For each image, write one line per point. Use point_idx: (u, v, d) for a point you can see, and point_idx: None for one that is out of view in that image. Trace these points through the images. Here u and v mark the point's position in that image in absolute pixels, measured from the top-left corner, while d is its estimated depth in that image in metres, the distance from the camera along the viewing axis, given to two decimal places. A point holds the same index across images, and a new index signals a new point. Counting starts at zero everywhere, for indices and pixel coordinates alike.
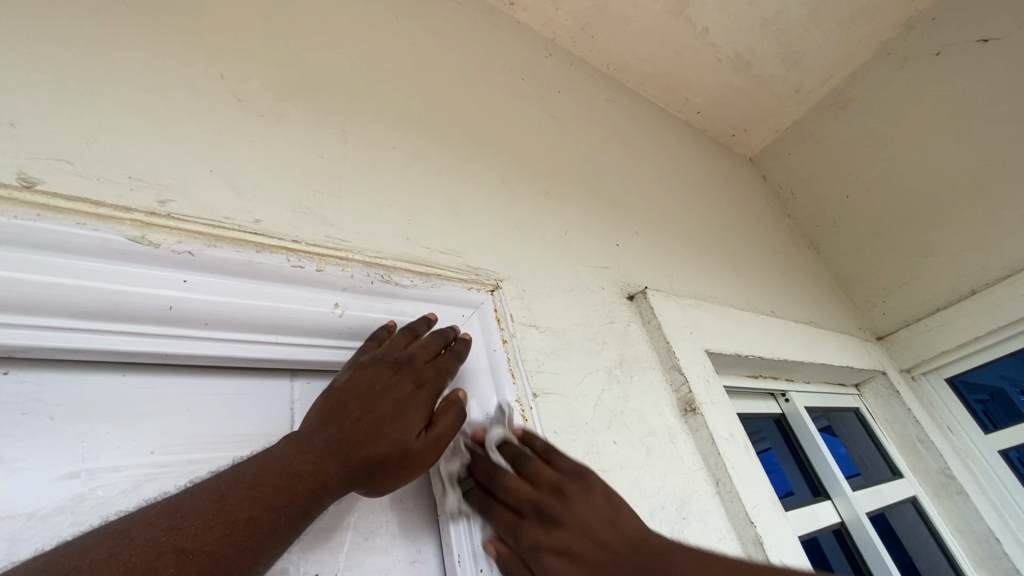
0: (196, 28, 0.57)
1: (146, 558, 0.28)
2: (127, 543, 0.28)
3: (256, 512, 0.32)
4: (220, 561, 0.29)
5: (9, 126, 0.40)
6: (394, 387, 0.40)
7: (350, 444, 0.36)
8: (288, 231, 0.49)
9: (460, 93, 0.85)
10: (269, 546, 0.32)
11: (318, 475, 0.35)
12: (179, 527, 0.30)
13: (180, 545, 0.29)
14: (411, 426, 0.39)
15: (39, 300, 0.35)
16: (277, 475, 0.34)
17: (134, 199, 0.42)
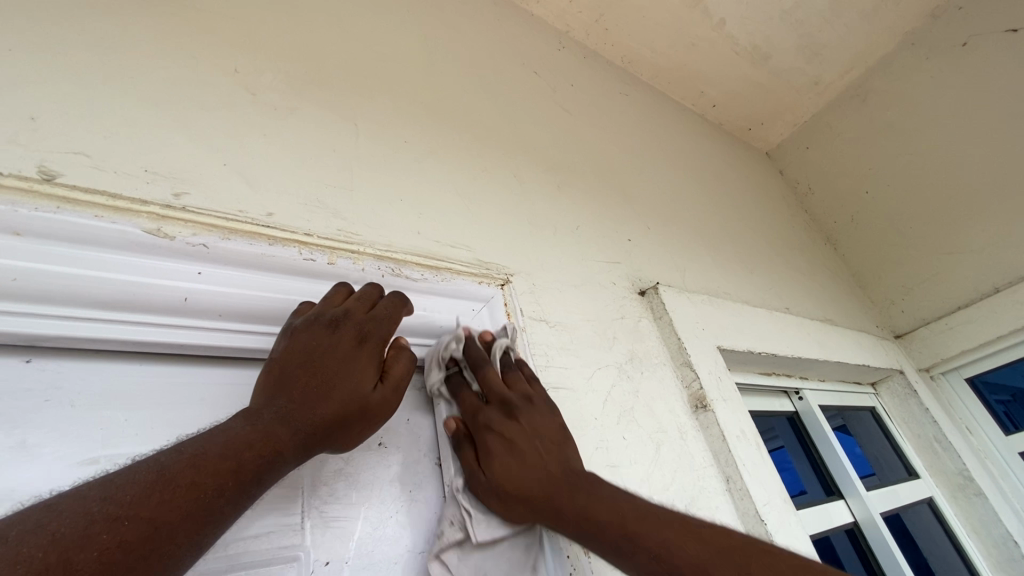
0: (211, 23, 0.58)
1: (78, 526, 0.25)
2: (54, 514, 0.25)
3: (201, 477, 0.29)
4: (163, 527, 0.27)
5: (31, 120, 0.41)
6: (338, 345, 0.39)
7: (298, 410, 0.35)
8: (301, 225, 0.49)
9: (472, 87, 0.85)
10: (221, 512, 0.29)
11: (270, 441, 0.33)
12: (113, 497, 0.27)
13: (115, 512, 0.26)
14: (368, 378, 0.39)
15: (60, 290, 0.36)
16: (225, 442, 0.31)
17: (149, 191, 0.42)
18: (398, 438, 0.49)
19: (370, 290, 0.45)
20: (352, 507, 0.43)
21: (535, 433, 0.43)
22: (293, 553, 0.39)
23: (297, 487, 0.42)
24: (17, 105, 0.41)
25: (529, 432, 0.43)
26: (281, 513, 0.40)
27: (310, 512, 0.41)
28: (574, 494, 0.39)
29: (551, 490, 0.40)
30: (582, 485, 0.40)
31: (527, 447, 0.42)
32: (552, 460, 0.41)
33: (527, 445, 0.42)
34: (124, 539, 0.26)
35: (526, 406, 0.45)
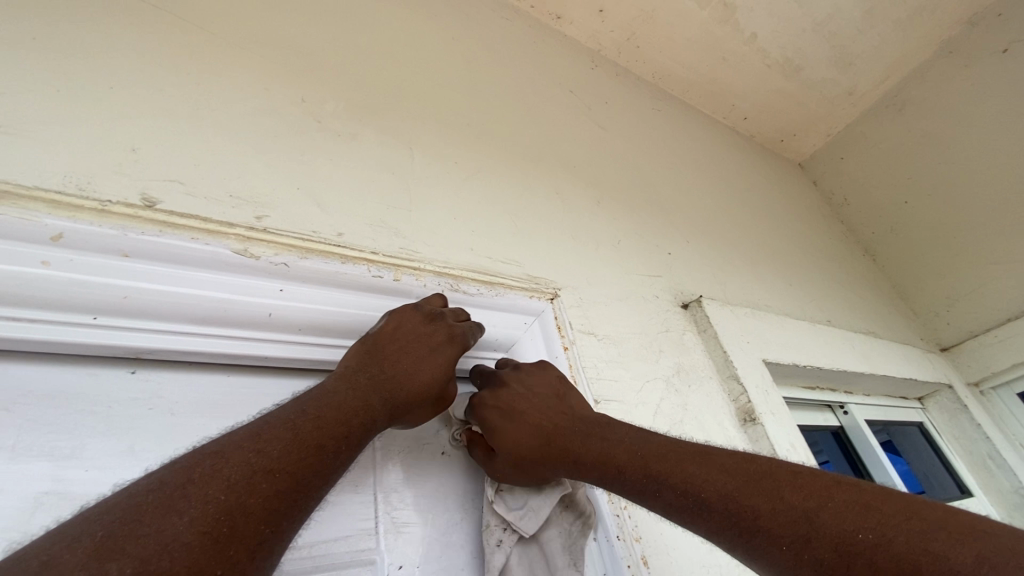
0: (279, 56, 0.62)
1: (243, 473, 0.29)
2: (223, 461, 0.30)
3: (325, 440, 0.34)
4: (304, 481, 0.31)
5: (132, 151, 0.45)
6: (431, 337, 0.45)
7: (388, 385, 0.40)
8: (367, 243, 0.52)
9: (513, 108, 0.88)
10: (338, 468, 0.34)
11: (365, 412, 0.38)
12: (265, 450, 0.31)
13: (269, 465, 0.30)
14: (448, 372, 0.44)
15: (160, 307, 0.39)
16: (338, 408, 0.36)
17: (234, 215, 0.46)
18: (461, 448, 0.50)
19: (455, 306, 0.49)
20: (422, 513, 0.45)
21: (535, 400, 0.47)
22: (369, 556, 0.41)
23: (372, 492, 0.44)
24: (120, 138, 0.45)
25: (524, 394, 0.47)
26: (359, 517, 0.42)
27: (382, 517, 0.43)
28: (584, 443, 0.43)
29: (565, 441, 0.44)
30: (594, 434, 0.44)
31: (526, 412, 0.46)
32: (556, 415, 0.46)
33: (526, 409, 0.46)
34: (279, 488, 0.30)
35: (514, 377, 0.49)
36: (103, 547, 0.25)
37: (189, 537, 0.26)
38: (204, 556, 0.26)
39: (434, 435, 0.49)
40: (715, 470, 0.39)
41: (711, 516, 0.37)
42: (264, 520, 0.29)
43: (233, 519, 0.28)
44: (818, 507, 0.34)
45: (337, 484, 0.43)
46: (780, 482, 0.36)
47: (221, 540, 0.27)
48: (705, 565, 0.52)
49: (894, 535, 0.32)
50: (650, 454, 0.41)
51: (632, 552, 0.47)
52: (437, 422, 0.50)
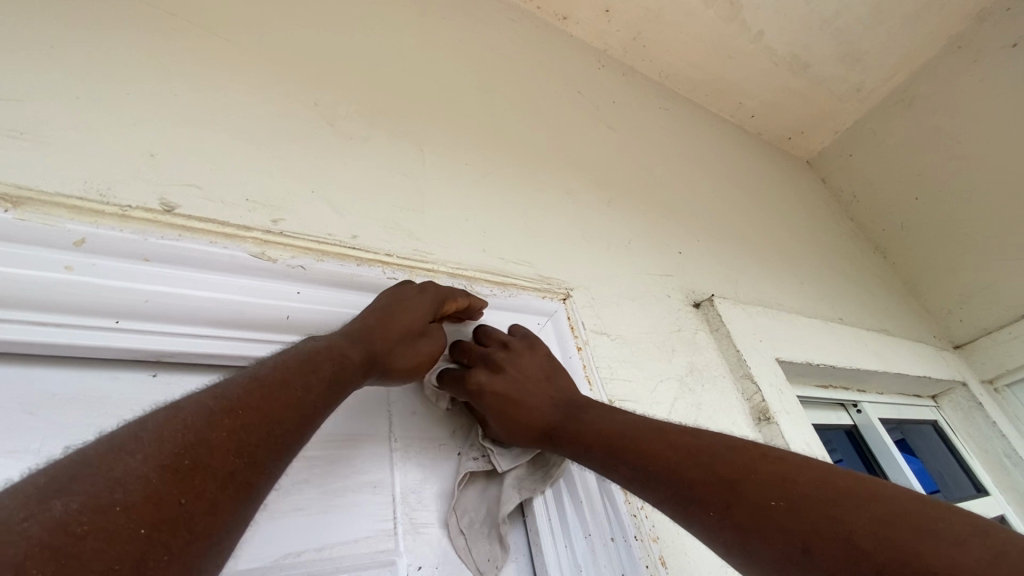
0: (291, 61, 0.62)
1: (204, 411, 0.28)
2: (180, 407, 0.28)
3: (291, 379, 0.32)
4: (274, 417, 0.30)
5: (150, 157, 0.45)
6: (402, 292, 0.46)
7: (360, 333, 0.40)
8: (382, 245, 0.52)
9: (522, 109, 0.88)
10: (312, 405, 0.32)
11: (339, 355, 0.37)
12: (226, 393, 0.29)
13: (231, 403, 0.29)
14: (426, 318, 0.45)
15: (180, 311, 0.39)
16: (303, 353, 0.35)
17: (251, 219, 0.46)
18: None
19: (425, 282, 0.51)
20: (440, 515, 0.45)
21: (530, 384, 0.48)
22: (388, 557, 0.41)
23: (390, 493, 0.44)
24: (138, 144, 0.45)
25: (518, 377, 0.48)
26: (377, 518, 0.42)
27: (400, 518, 0.43)
28: (572, 427, 0.45)
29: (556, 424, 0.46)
30: (577, 417, 0.46)
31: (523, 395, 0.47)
32: (546, 400, 0.48)
33: (522, 394, 0.47)
34: (245, 423, 0.28)
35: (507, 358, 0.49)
36: (51, 486, 0.23)
37: (145, 470, 0.24)
38: (162, 487, 0.24)
39: (450, 436, 0.49)
40: (682, 440, 0.40)
41: (671, 480, 0.38)
42: (231, 453, 0.27)
43: (194, 452, 0.26)
44: (769, 468, 0.35)
45: (355, 486, 0.43)
46: (737, 451, 0.38)
47: (182, 472, 0.25)
48: (722, 566, 0.52)
49: (836, 490, 0.32)
50: (624, 427, 0.43)
51: (650, 552, 0.47)
52: (452, 424, 0.50)
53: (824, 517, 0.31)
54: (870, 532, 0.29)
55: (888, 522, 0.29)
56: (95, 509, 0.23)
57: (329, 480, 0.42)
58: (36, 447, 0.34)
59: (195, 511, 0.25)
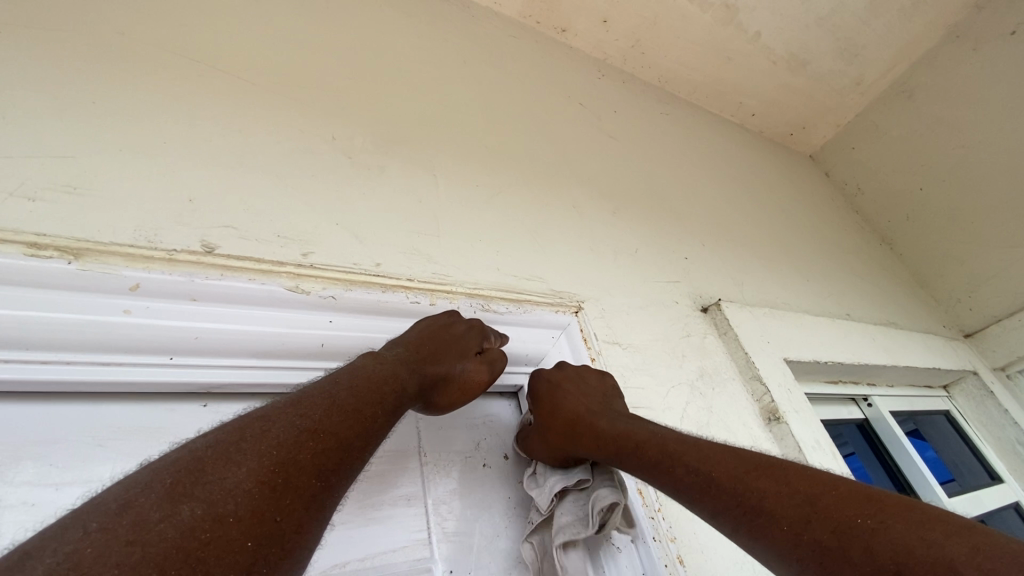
0: (308, 96, 0.66)
1: (292, 432, 0.31)
2: (269, 422, 0.31)
3: (362, 405, 0.36)
4: (347, 442, 0.33)
5: (189, 201, 0.49)
6: (453, 323, 0.49)
7: (417, 363, 0.43)
8: (403, 271, 0.56)
9: (527, 125, 0.91)
10: (376, 432, 0.36)
11: (397, 381, 0.40)
12: (307, 414, 0.33)
13: (314, 425, 0.32)
14: (471, 351, 0.48)
15: (226, 346, 0.43)
16: (370, 378, 0.38)
17: (283, 254, 0.50)
18: (500, 460, 0.54)
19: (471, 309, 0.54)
20: (469, 523, 0.48)
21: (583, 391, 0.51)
22: (425, 564, 0.44)
23: (423, 504, 0.47)
24: (178, 190, 0.49)
25: (576, 375, 0.54)
26: (413, 527, 0.45)
27: (432, 527, 0.46)
28: (602, 421, 0.47)
29: (582, 417, 0.48)
30: (616, 418, 0.47)
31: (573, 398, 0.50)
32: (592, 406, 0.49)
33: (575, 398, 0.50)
34: (326, 447, 0.32)
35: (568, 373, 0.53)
36: (175, 490, 0.26)
37: (248, 485, 0.28)
38: (263, 502, 0.28)
39: (475, 448, 0.53)
40: (730, 454, 0.40)
41: (717, 495, 0.38)
42: (315, 475, 0.30)
43: (285, 472, 0.29)
44: (824, 494, 0.34)
45: (390, 499, 0.46)
46: (790, 472, 0.37)
47: (278, 490, 0.29)
48: (738, 562, 0.54)
49: (900, 529, 0.31)
50: (669, 436, 0.43)
51: (668, 551, 0.50)
52: (476, 436, 0.54)
53: (882, 561, 0.30)
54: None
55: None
56: (213, 519, 0.26)
57: (367, 494, 0.45)
58: (110, 475, 0.38)
59: (287, 529, 0.28)
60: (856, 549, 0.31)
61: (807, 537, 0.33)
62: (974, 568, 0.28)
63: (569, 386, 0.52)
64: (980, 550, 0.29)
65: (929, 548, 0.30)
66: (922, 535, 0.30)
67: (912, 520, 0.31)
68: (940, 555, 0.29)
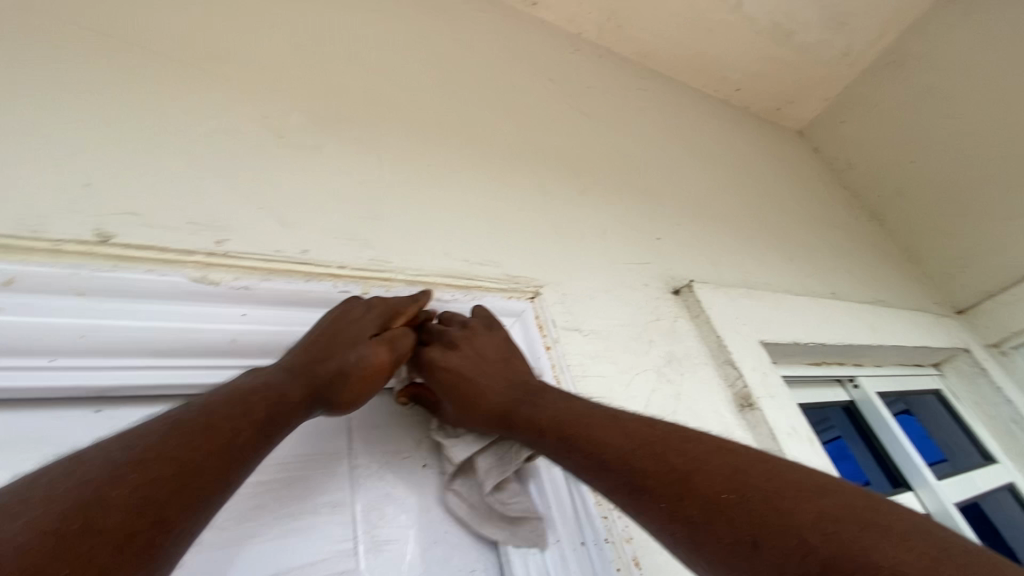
0: (236, 73, 0.61)
1: (107, 469, 0.27)
2: (78, 465, 0.27)
3: (217, 423, 0.32)
4: (189, 467, 0.29)
5: (84, 186, 0.44)
6: (342, 315, 0.44)
7: (298, 369, 0.39)
8: (334, 258, 0.51)
9: (489, 103, 0.86)
10: (240, 453, 0.31)
11: (273, 392, 0.36)
12: (135, 446, 0.29)
13: (142, 456, 0.28)
14: (365, 335, 0.43)
15: (116, 346, 0.39)
16: (234, 396, 0.34)
17: (193, 242, 0.45)
18: (443, 459, 0.50)
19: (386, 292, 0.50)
20: (402, 529, 0.44)
21: (488, 374, 0.47)
22: None
23: (350, 511, 0.43)
24: (71, 175, 0.44)
25: (473, 356, 0.48)
26: (336, 537, 0.42)
27: (361, 537, 0.42)
28: (522, 409, 0.44)
29: (509, 408, 0.45)
30: (531, 402, 0.44)
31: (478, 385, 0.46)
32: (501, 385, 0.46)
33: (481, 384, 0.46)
34: (158, 476, 0.27)
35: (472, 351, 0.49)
36: None
37: (26, 536, 0.23)
38: (47, 553, 0.22)
39: (415, 448, 0.49)
40: (617, 431, 0.39)
41: (655, 506, 0.34)
42: (138, 510, 0.26)
43: (89, 515, 0.24)
44: (695, 470, 0.34)
45: (314, 507, 0.42)
46: (667, 447, 0.36)
47: (73, 537, 0.23)
48: None
49: (758, 500, 0.31)
50: (563, 413, 0.42)
51: (622, 554, 0.46)
52: (417, 435, 0.50)
53: (742, 533, 0.30)
54: (780, 557, 0.29)
55: (801, 543, 0.29)
56: None
57: (286, 502, 0.41)
58: None
59: None
60: (722, 522, 0.31)
61: (684, 512, 0.33)
62: (820, 536, 0.29)
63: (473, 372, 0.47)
64: (823, 517, 0.29)
65: (782, 520, 0.30)
66: (778, 505, 0.31)
67: (770, 491, 0.32)
68: (792, 525, 0.30)
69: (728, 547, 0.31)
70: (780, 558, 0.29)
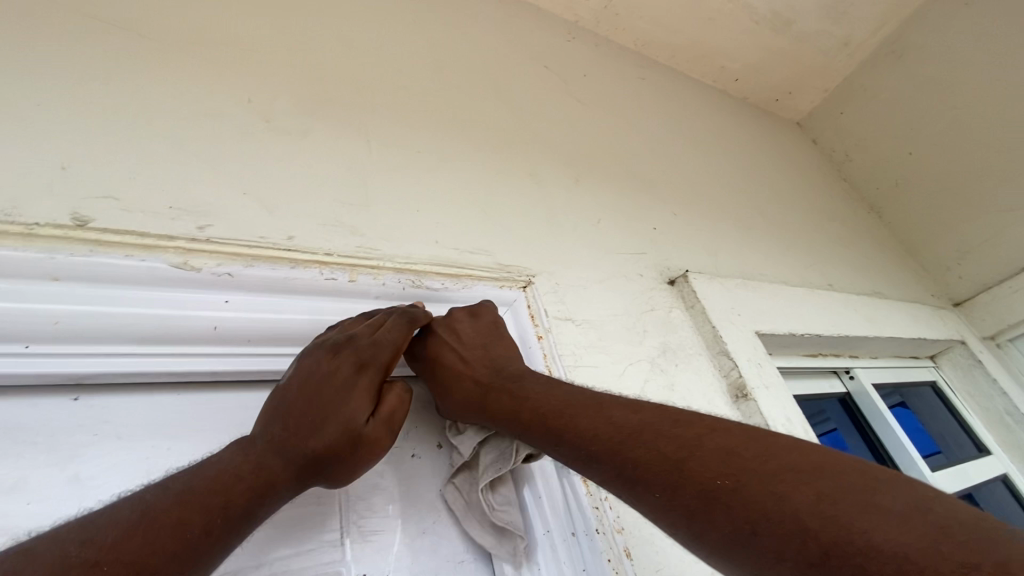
0: (221, 55, 0.59)
1: (55, 572, 0.24)
2: (30, 559, 0.25)
3: (187, 516, 0.29)
4: (144, 574, 0.26)
5: (61, 169, 0.43)
6: (339, 374, 0.39)
7: (288, 445, 0.35)
8: (321, 245, 0.50)
9: (483, 90, 0.84)
10: (207, 551, 0.29)
11: (255, 477, 0.33)
12: (93, 542, 0.26)
13: (95, 557, 0.25)
14: (365, 408, 0.39)
15: (93, 333, 0.37)
16: (213, 478, 0.31)
17: (175, 227, 0.44)
18: (432, 450, 0.49)
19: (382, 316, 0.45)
20: (388, 520, 0.43)
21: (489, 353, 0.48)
22: (333, 569, 0.39)
23: (335, 504, 0.42)
24: (47, 157, 0.43)
25: (485, 335, 0.50)
26: (319, 529, 0.41)
27: (348, 530, 0.42)
28: (499, 395, 0.43)
29: (484, 392, 0.44)
30: (507, 387, 0.43)
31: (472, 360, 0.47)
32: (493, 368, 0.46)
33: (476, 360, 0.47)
34: None
35: (481, 335, 0.50)
36: None
37: None
38: None
39: (403, 438, 0.48)
40: (604, 422, 0.37)
41: (685, 495, 0.32)
42: None
43: None
44: (742, 451, 0.32)
45: (299, 498, 0.41)
46: (712, 430, 0.34)
47: None
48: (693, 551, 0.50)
49: (820, 487, 0.29)
50: (546, 405, 0.40)
51: (614, 544, 0.45)
52: (405, 425, 0.49)
53: (796, 518, 0.28)
54: (779, 542, 0.28)
55: (876, 532, 0.26)
56: None
57: None
58: None
59: None
60: (718, 509, 0.30)
61: (677, 503, 0.32)
62: (899, 522, 0.26)
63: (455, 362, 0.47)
64: (914, 507, 0.26)
65: (779, 503, 0.29)
66: (773, 489, 0.29)
67: (837, 480, 0.29)
68: (786, 509, 0.28)
69: (727, 537, 0.30)
70: (837, 549, 0.26)
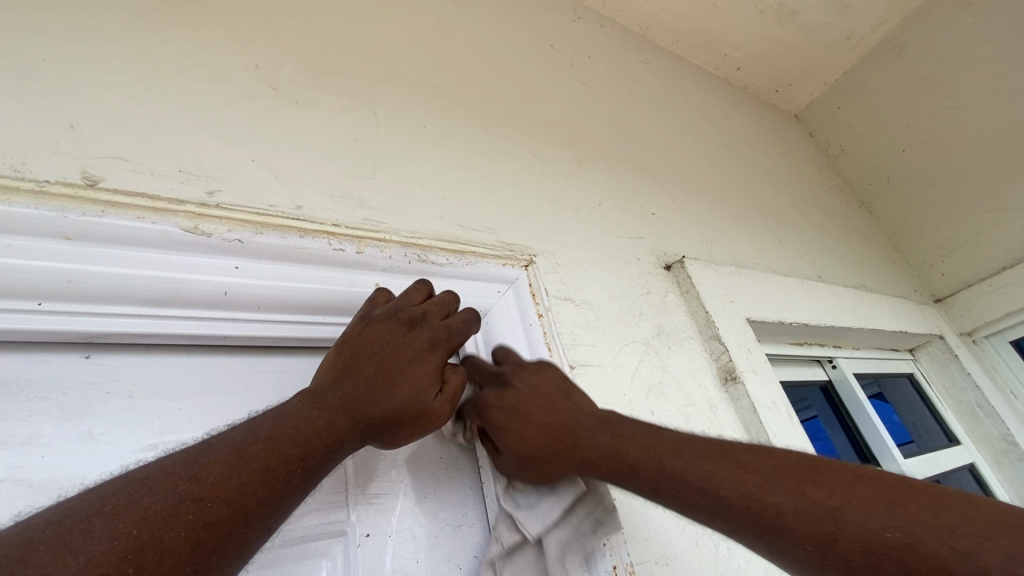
0: (225, 18, 0.58)
1: (167, 504, 0.27)
2: (144, 490, 0.27)
3: (274, 462, 0.31)
4: (240, 512, 0.28)
5: (69, 128, 0.42)
6: (409, 347, 0.40)
7: (359, 404, 0.37)
8: (329, 216, 0.50)
9: (489, 67, 0.84)
10: (290, 496, 0.31)
11: (332, 434, 0.34)
12: (197, 478, 0.28)
13: (199, 494, 0.28)
14: (431, 385, 0.40)
15: (104, 292, 0.38)
16: (295, 429, 0.33)
17: (183, 191, 0.44)
18: None
19: (447, 297, 0.46)
20: (391, 485, 0.45)
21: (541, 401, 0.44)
22: (339, 527, 0.42)
23: (344, 467, 0.44)
24: (54, 115, 0.42)
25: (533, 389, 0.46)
26: (325, 491, 0.42)
27: (353, 491, 0.43)
28: (593, 434, 0.42)
29: (570, 437, 0.42)
30: (603, 429, 0.42)
31: (536, 415, 0.44)
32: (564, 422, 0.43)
33: (535, 411, 0.44)
34: (207, 521, 0.27)
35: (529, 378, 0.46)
36: None
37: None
38: None
39: None
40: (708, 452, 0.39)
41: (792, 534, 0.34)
42: (187, 558, 0.26)
43: (142, 558, 0.25)
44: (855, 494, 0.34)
45: None
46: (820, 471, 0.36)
47: None
48: (680, 524, 0.52)
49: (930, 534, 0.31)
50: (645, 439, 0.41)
51: None
52: None
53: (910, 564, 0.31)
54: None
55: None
56: None
57: None
58: None
59: None
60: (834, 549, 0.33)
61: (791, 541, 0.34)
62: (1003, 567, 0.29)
63: (544, 451, 0.43)
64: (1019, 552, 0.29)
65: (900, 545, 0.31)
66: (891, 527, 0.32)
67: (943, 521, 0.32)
68: (908, 549, 0.31)
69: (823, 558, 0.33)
70: None
